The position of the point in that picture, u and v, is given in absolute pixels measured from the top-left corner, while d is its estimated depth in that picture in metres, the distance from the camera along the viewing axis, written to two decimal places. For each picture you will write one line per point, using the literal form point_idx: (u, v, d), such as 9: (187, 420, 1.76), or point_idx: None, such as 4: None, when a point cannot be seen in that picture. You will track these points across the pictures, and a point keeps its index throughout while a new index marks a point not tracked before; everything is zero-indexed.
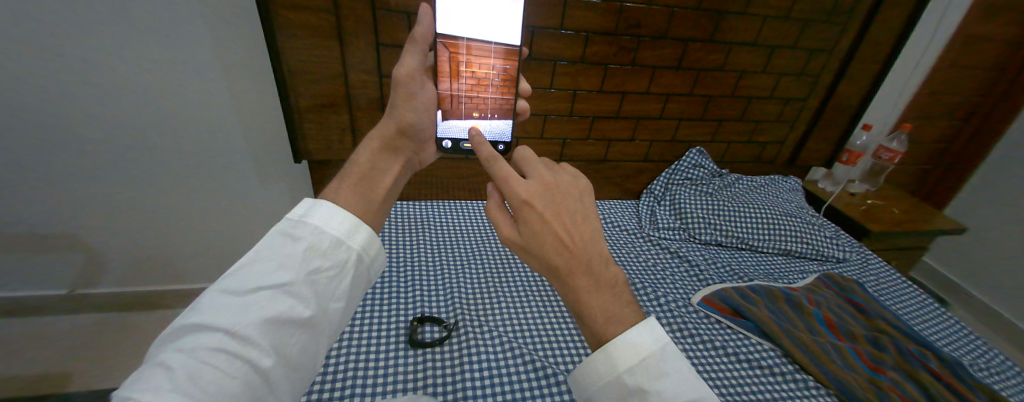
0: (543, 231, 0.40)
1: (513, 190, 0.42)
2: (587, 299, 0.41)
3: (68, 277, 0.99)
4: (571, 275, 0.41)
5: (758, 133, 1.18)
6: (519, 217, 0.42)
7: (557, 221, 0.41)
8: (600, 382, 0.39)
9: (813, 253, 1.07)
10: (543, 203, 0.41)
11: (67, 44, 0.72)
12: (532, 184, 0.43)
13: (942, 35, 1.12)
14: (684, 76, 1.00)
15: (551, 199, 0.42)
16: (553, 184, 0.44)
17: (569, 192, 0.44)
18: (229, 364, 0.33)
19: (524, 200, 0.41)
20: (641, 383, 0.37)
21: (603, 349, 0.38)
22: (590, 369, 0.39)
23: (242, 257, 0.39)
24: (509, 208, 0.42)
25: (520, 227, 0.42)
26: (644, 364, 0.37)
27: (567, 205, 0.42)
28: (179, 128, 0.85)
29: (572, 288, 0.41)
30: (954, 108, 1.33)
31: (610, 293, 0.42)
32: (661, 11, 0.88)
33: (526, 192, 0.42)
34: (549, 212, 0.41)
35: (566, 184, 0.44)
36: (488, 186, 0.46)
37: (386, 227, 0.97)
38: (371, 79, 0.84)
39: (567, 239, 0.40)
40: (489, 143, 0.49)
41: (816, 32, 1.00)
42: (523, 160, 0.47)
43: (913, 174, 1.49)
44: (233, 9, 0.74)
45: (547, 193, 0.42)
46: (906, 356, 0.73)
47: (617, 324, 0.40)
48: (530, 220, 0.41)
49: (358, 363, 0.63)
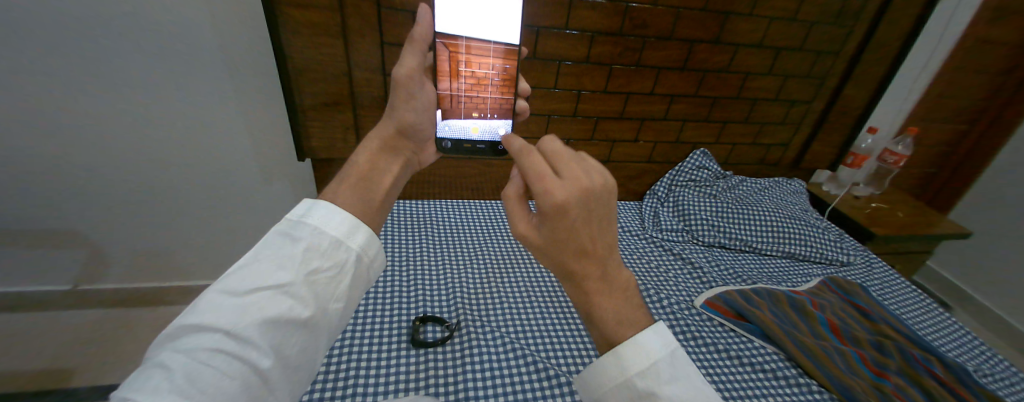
0: (568, 236, 0.40)
1: (546, 194, 0.39)
2: (600, 302, 0.42)
3: (74, 273, 1.00)
4: (585, 278, 0.42)
5: (762, 134, 1.18)
6: (546, 221, 0.40)
7: (586, 228, 0.40)
8: (611, 384, 0.39)
9: (816, 256, 1.07)
10: (577, 211, 0.38)
11: (75, 41, 0.72)
12: (567, 186, 0.39)
13: (951, 38, 1.11)
14: (689, 77, 1.00)
15: (587, 205, 0.39)
16: (592, 187, 0.39)
17: (606, 196, 0.40)
18: (229, 364, 0.33)
19: (557, 206, 0.38)
20: (652, 386, 0.38)
21: (615, 352, 0.39)
22: (601, 370, 0.40)
23: (241, 258, 0.40)
24: (538, 210, 0.39)
25: (544, 230, 0.41)
26: (655, 368, 0.38)
27: (600, 211, 0.40)
28: (185, 125, 0.85)
29: (585, 291, 0.42)
30: (960, 111, 1.32)
31: (621, 297, 0.43)
32: (666, 11, 0.88)
33: (560, 197, 0.38)
34: (581, 220, 0.39)
35: (605, 186, 0.40)
36: (511, 181, 0.45)
37: (389, 226, 0.97)
38: (376, 77, 0.85)
39: (589, 247, 0.40)
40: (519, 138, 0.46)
41: (823, 34, 0.99)
42: (557, 155, 0.42)
43: (917, 177, 1.49)
44: (239, 7, 0.75)
45: (585, 199, 0.38)
46: (911, 361, 0.72)
47: (628, 327, 0.41)
48: (557, 225, 0.40)
49: (361, 363, 0.63)
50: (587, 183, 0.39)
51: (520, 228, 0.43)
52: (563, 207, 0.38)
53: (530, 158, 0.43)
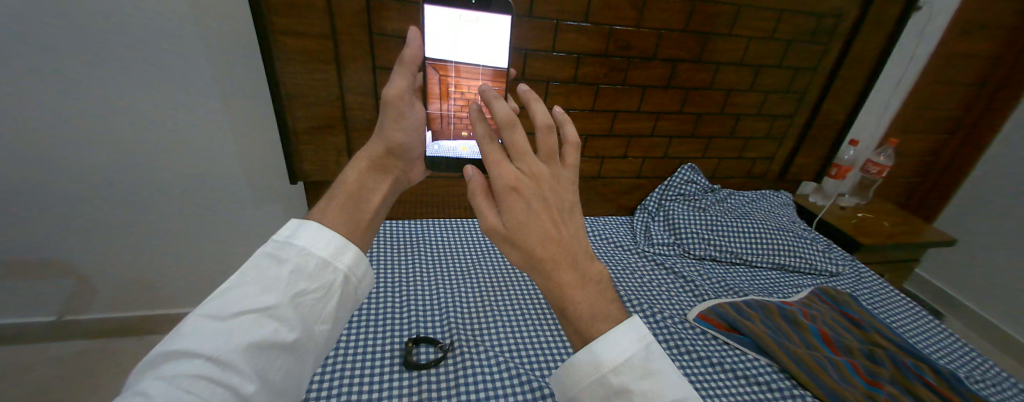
0: (527, 221, 0.41)
1: (499, 175, 0.42)
2: (573, 295, 0.40)
3: (59, 303, 0.98)
4: (556, 269, 0.41)
5: (747, 148, 1.21)
6: (504, 204, 0.41)
7: (544, 212, 0.41)
8: (585, 382, 0.38)
9: (806, 266, 1.08)
10: (531, 193, 0.41)
11: (74, 69, 0.74)
12: (519, 171, 0.42)
13: (922, 53, 1.16)
14: (674, 94, 1.03)
15: (540, 188, 0.42)
16: (544, 173, 0.43)
17: (559, 183, 0.43)
18: (211, 391, 0.33)
19: (511, 186, 0.41)
20: (627, 382, 0.37)
21: (590, 347, 0.38)
22: (575, 368, 0.39)
23: (226, 282, 0.40)
24: (497, 196, 0.41)
25: (503, 214, 0.41)
26: (631, 365, 0.37)
27: (555, 197, 0.42)
28: (178, 152, 0.87)
29: (557, 283, 0.40)
30: (937, 122, 1.36)
31: (595, 290, 0.42)
32: (649, 33, 0.91)
33: (513, 179, 0.41)
34: (539, 203, 0.41)
35: (557, 176, 0.44)
36: (470, 169, 0.44)
37: (379, 246, 0.97)
38: (369, 101, 0.87)
39: (554, 231, 0.41)
40: (485, 121, 0.45)
41: (801, 52, 1.03)
42: (516, 140, 0.43)
43: (900, 186, 1.52)
44: (238, 37, 0.78)
45: (537, 183, 0.42)
46: (902, 369, 0.73)
47: (603, 321, 0.40)
48: (513, 207, 0.41)
49: (353, 387, 0.62)
50: (538, 168, 0.42)
51: (482, 213, 0.43)
52: (517, 189, 0.41)
53: (487, 143, 0.44)
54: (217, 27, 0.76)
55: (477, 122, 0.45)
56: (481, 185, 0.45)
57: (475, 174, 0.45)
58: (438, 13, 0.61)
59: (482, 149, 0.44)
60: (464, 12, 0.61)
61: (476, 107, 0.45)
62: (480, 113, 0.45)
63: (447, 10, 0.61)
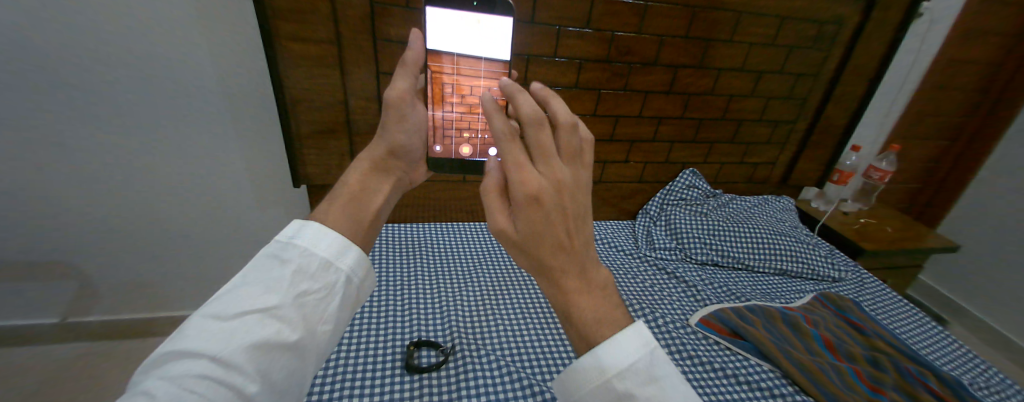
0: (543, 230, 0.40)
1: (521, 182, 0.39)
2: (577, 301, 0.41)
3: (62, 306, 0.99)
4: (561, 274, 0.41)
5: (748, 153, 1.21)
6: (521, 212, 0.40)
7: (561, 221, 0.40)
8: (588, 386, 0.38)
9: (808, 272, 1.07)
10: (553, 203, 0.39)
11: (82, 72, 0.75)
12: (542, 177, 0.40)
13: (923, 59, 1.17)
14: (675, 100, 1.04)
15: (561, 197, 0.40)
16: (567, 179, 0.41)
17: (579, 189, 0.42)
18: (214, 390, 0.33)
19: (533, 196, 0.39)
20: (630, 387, 0.37)
21: (593, 352, 0.38)
22: (578, 373, 0.39)
23: (229, 282, 0.40)
24: (515, 203, 0.40)
25: (518, 222, 0.41)
26: (634, 370, 0.37)
27: (574, 206, 0.41)
28: (183, 156, 0.88)
29: (563, 290, 0.41)
30: (939, 127, 1.36)
31: (599, 295, 0.42)
32: (651, 39, 0.92)
33: (536, 187, 0.39)
34: (558, 213, 0.39)
35: (578, 182, 0.42)
36: (490, 164, 0.45)
37: (379, 250, 0.97)
38: (372, 104, 0.88)
39: (567, 242, 0.40)
40: (502, 114, 0.42)
41: (802, 58, 1.04)
42: (539, 145, 0.40)
43: (903, 191, 1.52)
44: (246, 44, 0.79)
45: (560, 192, 0.39)
46: (906, 375, 0.72)
47: (605, 325, 0.40)
48: (532, 217, 0.39)
49: (354, 390, 0.62)
50: (562, 175, 0.40)
51: (494, 218, 0.43)
52: (537, 197, 0.39)
53: (507, 143, 0.41)
54: (222, 29, 0.77)
55: (494, 117, 0.42)
56: (494, 188, 0.44)
57: (493, 170, 0.46)
58: (441, 15, 0.62)
59: (500, 148, 0.41)
60: (467, 14, 0.62)
61: (494, 96, 0.42)
62: (496, 105, 0.42)
63: (450, 13, 0.62)
